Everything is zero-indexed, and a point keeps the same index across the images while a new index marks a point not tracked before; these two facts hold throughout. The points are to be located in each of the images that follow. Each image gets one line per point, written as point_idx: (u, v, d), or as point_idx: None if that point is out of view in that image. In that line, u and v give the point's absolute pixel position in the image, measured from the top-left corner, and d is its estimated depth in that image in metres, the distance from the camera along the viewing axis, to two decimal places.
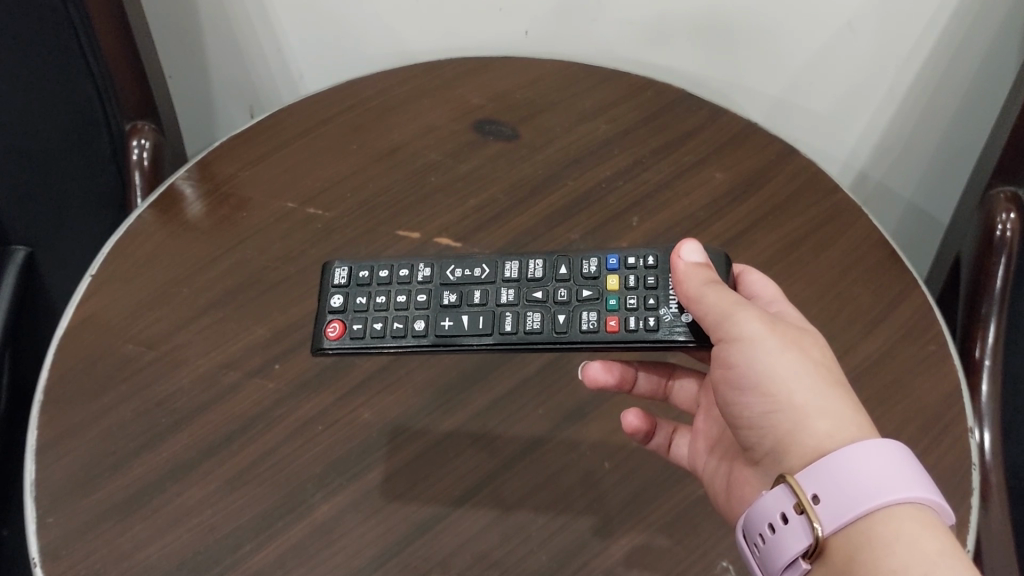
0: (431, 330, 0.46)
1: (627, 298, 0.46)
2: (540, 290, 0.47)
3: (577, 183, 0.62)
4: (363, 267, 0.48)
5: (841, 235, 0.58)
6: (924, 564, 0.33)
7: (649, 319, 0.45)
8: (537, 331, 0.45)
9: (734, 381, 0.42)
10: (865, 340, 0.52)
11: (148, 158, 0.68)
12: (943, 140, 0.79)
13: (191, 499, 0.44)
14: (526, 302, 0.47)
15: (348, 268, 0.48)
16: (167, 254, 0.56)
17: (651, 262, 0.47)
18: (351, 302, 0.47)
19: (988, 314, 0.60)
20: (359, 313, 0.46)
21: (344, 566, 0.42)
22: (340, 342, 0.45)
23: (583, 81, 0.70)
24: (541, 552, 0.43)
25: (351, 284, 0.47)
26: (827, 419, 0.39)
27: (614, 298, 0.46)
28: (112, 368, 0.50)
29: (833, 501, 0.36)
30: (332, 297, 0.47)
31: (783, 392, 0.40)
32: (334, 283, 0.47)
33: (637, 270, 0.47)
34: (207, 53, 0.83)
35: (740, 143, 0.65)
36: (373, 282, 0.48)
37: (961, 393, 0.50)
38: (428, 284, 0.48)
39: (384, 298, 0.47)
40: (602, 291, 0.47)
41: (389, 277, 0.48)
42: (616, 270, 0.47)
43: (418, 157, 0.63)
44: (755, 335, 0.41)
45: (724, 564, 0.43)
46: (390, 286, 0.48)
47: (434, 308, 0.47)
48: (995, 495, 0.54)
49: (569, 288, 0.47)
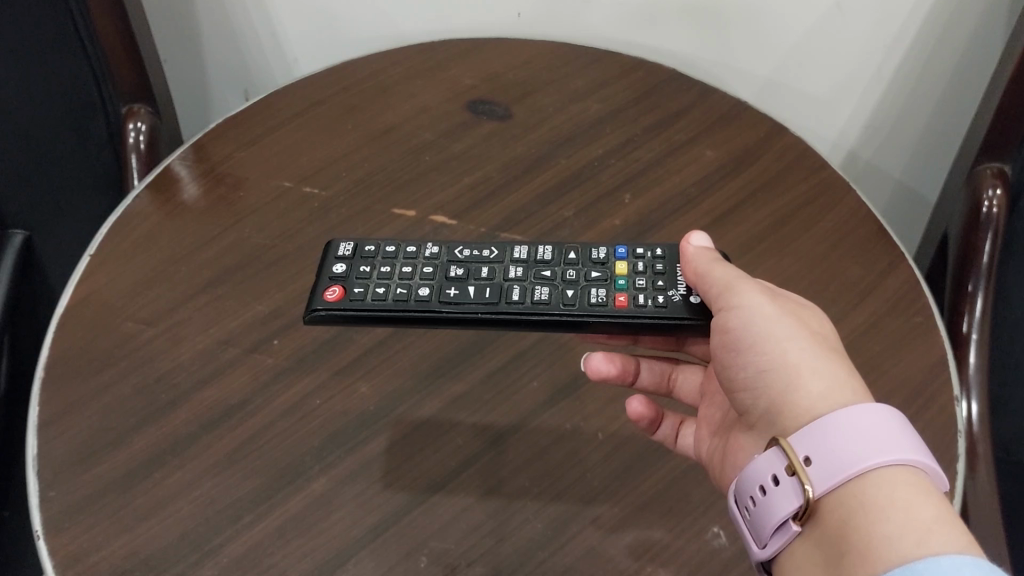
0: (437, 296, 0.46)
1: (636, 280, 0.47)
2: (548, 269, 0.48)
3: (569, 162, 0.62)
4: (368, 244, 0.49)
5: (829, 211, 0.59)
6: (912, 525, 0.34)
7: (659, 298, 0.46)
8: (545, 302, 0.46)
9: (730, 345, 0.43)
10: (853, 312, 0.53)
11: (145, 141, 0.67)
12: (929, 120, 0.80)
13: (191, 472, 0.45)
14: (534, 279, 0.48)
15: (353, 244, 0.49)
16: (165, 234, 0.57)
17: (659, 253, 0.49)
18: (353, 270, 0.48)
19: (974, 290, 0.61)
20: (361, 280, 0.47)
21: (343, 535, 0.43)
22: (335, 304, 0.46)
23: (573, 62, 0.71)
24: (536, 520, 0.44)
25: (355, 256, 0.48)
26: (821, 379, 0.40)
27: (622, 280, 0.47)
28: (111, 346, 0.50)
29: (825, 465, 0.37)
30: (334, 264, 0.48)
31: (776, 351, 0.42)
32: (337, 254, 0.48)
33: (645, 259, 0.49)
34: (201, 38, 0.84)
35: (730, 121, 0.66)
36: (377, 255, 0.49)
37: (947, 364, 0.51)
38: (435, 260, 0.49)
39: (389, 268, 0.48)
40: (610, 273, 0.48)
41: (395, 252, 0.49)
42: (625, 258, 0.49)
43: (412, 137, 0.64)
44: (752, 303, 0.43)
45: (715, 530, 0.43)
46: (396, 259, 0.48)
47: (439, 278, 0.47)
48: (982, 465, 0.55)
49: (577, 269, 0.48)
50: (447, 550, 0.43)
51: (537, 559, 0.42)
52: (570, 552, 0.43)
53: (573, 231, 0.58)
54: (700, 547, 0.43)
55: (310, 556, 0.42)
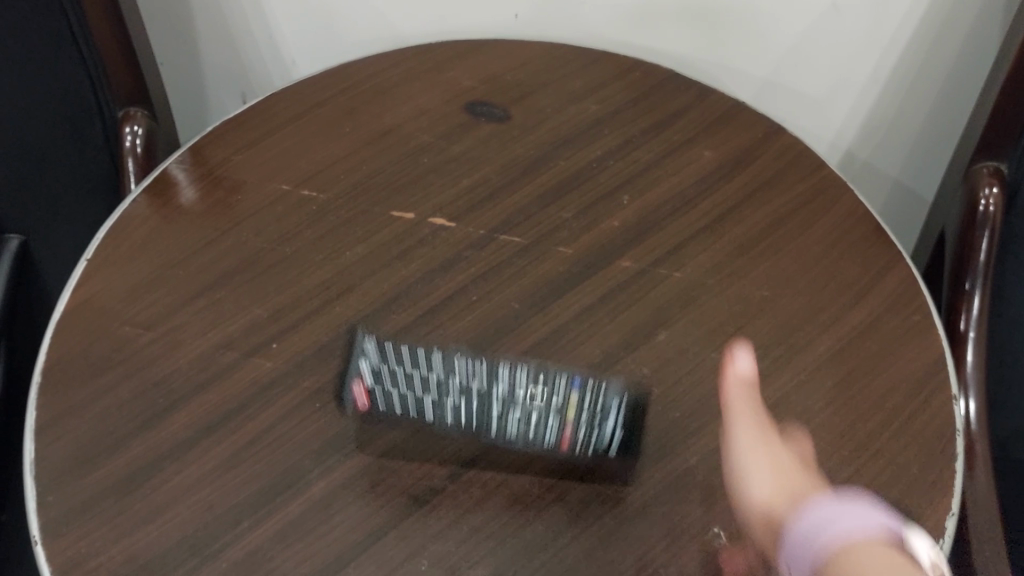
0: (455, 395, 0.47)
1: (580, 418, 0.46)
2: (515, 388, 0.47)
3: (568, 163, 0.62)
4: (395, 344, 0.50)
5: (828, 211, 0.60)
6: None
7: (596, 445, 0.46)
8: (511, 440, 0.46)
9: (746, 463, 0.44)
10: (851, 312, 0.53)
11: (142, 145, 0.67)
12: (926, 120, 0.80)
13: (190, 476, 0.45)
14: (496, 397, 0.47)
15: (376, 343, 0.50)
16: (163, 237, 0.57)
17: (610, 391, 0.47)
18: (376, 364, 0.48)
19: (972, 289, 0.61)
20: (382, 388, 0.47)
21: (343, 539, 0.43)
22: (364, 414, 0.48)
23: (571, 64, 0.71)
24: (536, 522, 0.44)
25: (377, 353, 0.49)
26: (826, 495, 0.40)
27: (568, 413, 0.46)
28: (109, 350, 0.50)
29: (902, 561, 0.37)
30: (360, 363, 0.49)
31: (783, 495, 0.42)
32: (364, 351, 0.49)
33: (597, 394, 0.47)
34: (198, 42, 0.83)
35: (727, 122, 0.66)
36: (396, 352, 0.49)
37: (945, 363, 0.51)
38: (428, 364, 0.48)
39: (399, 367, 0.48)
40: (562, 400, 0.46)
41: (409, 354, 0.49)
42: (579, 389, 0.47)
43: (410, 139, 0.64)
44: (761, 473, 0.43)
45: (715, 530, 0.44)
46: (406, 357, 0.49)
47: (435, 386, 0.48)
48: (980, 464, 0.55)
49: (533, 392, 0.47)
50: (447, 553, 0.43)
51: (537, 562, 0.42)
52: (570, 554, 0.43)
53: (572, 232, 0.58)
54: (700, 548, 0.43)
55: (311, 560, 0.42)
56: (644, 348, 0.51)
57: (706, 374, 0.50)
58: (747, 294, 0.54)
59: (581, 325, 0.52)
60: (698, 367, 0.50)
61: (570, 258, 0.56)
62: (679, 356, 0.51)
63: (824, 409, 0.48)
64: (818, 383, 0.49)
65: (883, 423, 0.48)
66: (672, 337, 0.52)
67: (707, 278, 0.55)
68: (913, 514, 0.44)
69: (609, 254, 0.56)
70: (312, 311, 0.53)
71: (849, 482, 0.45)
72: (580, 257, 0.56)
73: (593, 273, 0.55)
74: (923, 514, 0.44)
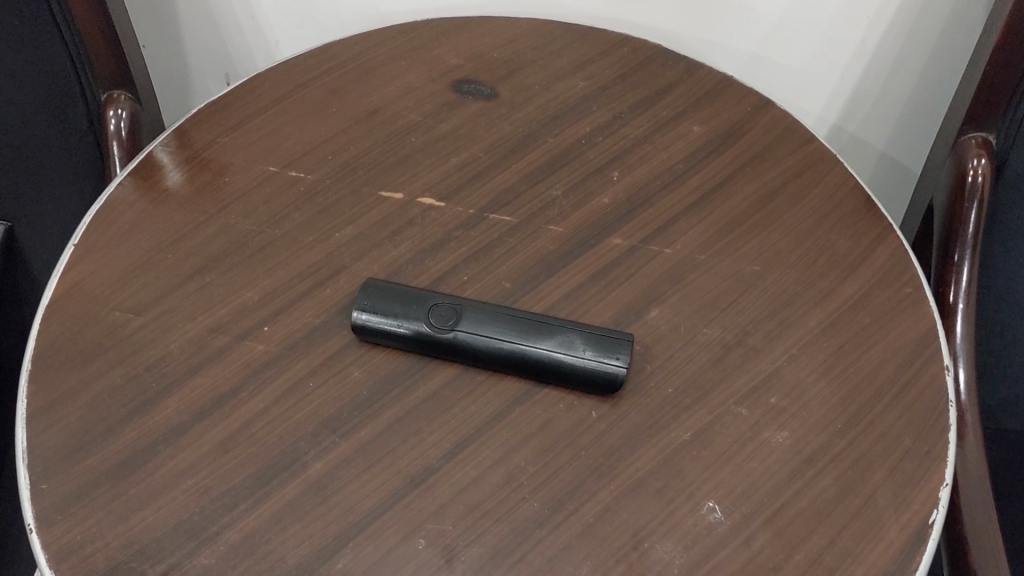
0: (457, 341, 0.48)
1: (575, 374, 0.47)
2: (512, 343, 0.48)
3: (557, 140, 0.62)
4: (395, 289, 0.50)
5: (817, 185, 0.60)
6: None
7: (595, 389, 0.48)
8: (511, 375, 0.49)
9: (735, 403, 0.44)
10: (843, 285, 0.53)
11: (126, 128, 0.65)
12: (914, 91, 0.80)
13: (184, 461, 0.45)
14: (496, 351, 0.48)
15: (377, 291, 0.50)
16: (151, 220, 0.56)
17: (610, 353, 0.47)
18: (376, 314, 0.49)
19: (960, 260, 0.61)
20: (386, 324, 0.49)
21: (340, 520, 0.43)
22: (374, 342, 0.50)
23: (558, 41, 0.70)
24: (533, 499, 0.44)
25: (378, 300, 0.50)
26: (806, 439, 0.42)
27: (565, 369, 0.47)
28: (100, 335, 0.50)
29: None
30: (363, 311, 0.50)
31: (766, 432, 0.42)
32: (365, 301, 0.50)
33: (595, 352, 0.47)
34: (180, 25, 0.83)
35: (715, 98, 0.66)
36: (397, 298, 0.50)
37: (937, 334, 0.51)
38: (430, 312, 0.49)
39: (400, 315, 0.49)
40: (559, 357, 0.47)
41: (412, 300, 0.50)
42: (577, 347, 0.47)
43: (398, 118, 0.64)
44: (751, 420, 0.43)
45: (711, 504, 0.44)
46: (408, 305, 0.49)
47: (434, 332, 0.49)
48: (971, 434, 0.55)
49: (530, 346, 0.48)
50: (444, 532, 0.43)
51: (534, 538, 0.42)
52: (567, 530, 0.43)
53: (562, 210, 0.57)
54: (696, 521, 0.43)
55: (308, 542, 0.42)
56: (638, 325, 0.51)
57: (699, 349, 0.50)
58: (739, 269, 0.54)
59: (573, 303, 0.52)
60: (691, 342, 0.50)
61: (561, 236, 0.56)
62: (671, 332, 0.51)
63: (817, 382, 0.48)
64: (810, 356, 0.49)
65: (876, 395, 0.48)
66: (665, 313, 0.52)
67: (698, 253, 0.55)
68: (907, 485, 0.44)
69: (600, 231, 0.56)
70: (304, 293, 0.53)
71: (843, 454, 0.45)
72: (570, 235, 0.56)
73: (585, 251, 0.55)
74: (917, 485, 0.44)
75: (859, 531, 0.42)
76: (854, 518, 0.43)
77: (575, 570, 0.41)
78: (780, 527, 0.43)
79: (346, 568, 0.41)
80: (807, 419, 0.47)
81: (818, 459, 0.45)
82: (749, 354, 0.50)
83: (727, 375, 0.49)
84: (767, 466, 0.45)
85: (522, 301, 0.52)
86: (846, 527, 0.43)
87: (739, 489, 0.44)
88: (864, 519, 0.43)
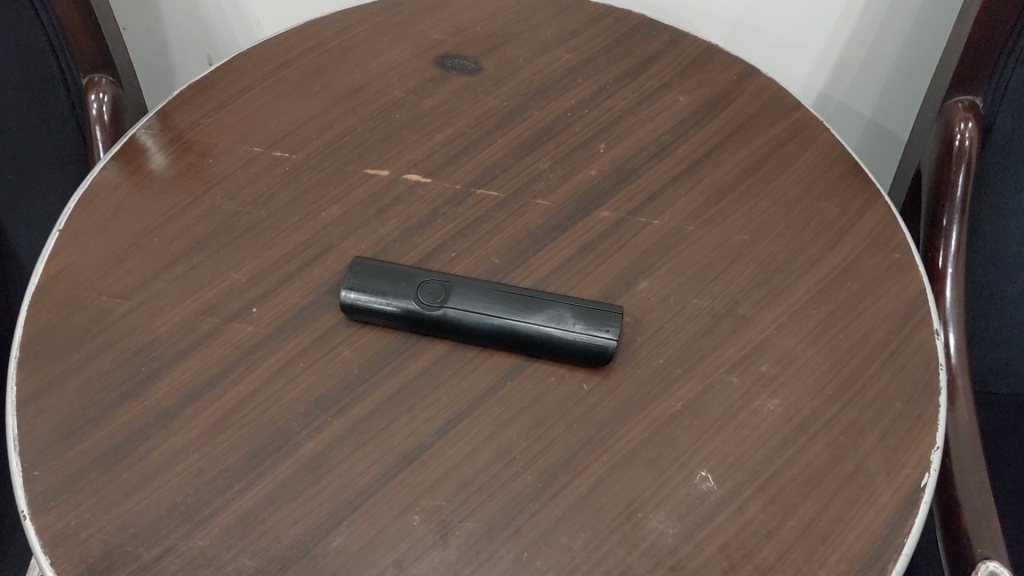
0: (447, 318, 0.48)
1: (565, 347, 0.47)
2: (502, 318, 0.48)
3: (541, 114, 0.62)
4: (384, 267, 0.50)
5: (804, 153, 0.59)
6: None
7: (585, 361, 0.47)
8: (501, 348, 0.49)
9: None
10: (831, 252, 0.53)
11: (108, 111, 0.65)
12: (899, 56, 0.80)
13: (176, 444, 0.45)
14: (486, 326, 0.48)
15: (366, 270, 0.50)
16: (136, 204, 0.56)
17: (601, 326, 0.47)
18: (366, 293, 0.49)
19: (949, 224, 0.61)
20: (376, 302, 0.49)
21: (334, 499, 0.43)
22: (365, 321, 0.50)
23: (541, 13, 0.70)
24: (525, 474, 0.44)
25: (367, 279, 0.49)
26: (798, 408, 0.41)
27: (556, 342, 0.47)
28: (88, 320, 0.50)
29: None
30: (352, 290, 0.49)
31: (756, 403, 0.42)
32: (354, 280, 0.50)
33: (585, 326, 0.47)
34: (159, 7, 0.82)
35: (700, 68, 0.65)
36: (386, 277, 0.50)
37: (926, 298, 0.51)
38: (419, 290, 0.49)
39: (389, 293, 0.49)
40: (550, 331, 0.47)
41: (402, 277, 0.50)
42: (568, 321, 0.47)
43: (382, 95, 0.63)
44: None
45: (703, 474, 0.44)
46: (398, 282, 0.49)
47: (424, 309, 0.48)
48: (961, 396, 0.55)
49: (520, 320, 0.48)
50: (439, 507, 0.43)
51: (528, 512, 0.43)
52: (561, 503, 0.43)
53: (549, 183, 0.57)
54: (690, 491, 0.43)
55: (302, 522, 0.42)
56: (627, 297, 0.51)
57: (689, 320, 0.50)
58: (728, 239, 0.54)
59: (561, 277, 0.52)
60: (681, 313, 0.50)
61: (549, 210, 0.56)
62: (661, 304, 0.51)
63: (806, 349, 0.48)
64: (800, 324, 0.49)
65: (866, 360, 0.48)
66: (654, 284, 0.52)
67: (686, 224, 0.55)
68: (899, 450, 0.44)
69: (589, 204, 0.56)
70: (292, 273, 0.52)
71: (834, 421, 0.45)
72: (559, 208, 0.56)
73: (572, 224, 0.55)
74: (909, 449, 0.44)
75: (851, 497, 0.43)
76: (846, 483, 0.43)
77: (570, 542, 0.42)
78: (773, 494, 0.43)
79: (340, 546, 0.41)
80: (798, 386, 0.47)
81: (810, 426, 0.45)
82: (739, 323, 0.50)
83: (717, 344, 0.49)
84: (759, 435, 0.45)
85: (511, 276, 0.52)
86: (839, 493, 0.43)
87: (732, 457, 0.44)
88: (856, 484, 0.43)
